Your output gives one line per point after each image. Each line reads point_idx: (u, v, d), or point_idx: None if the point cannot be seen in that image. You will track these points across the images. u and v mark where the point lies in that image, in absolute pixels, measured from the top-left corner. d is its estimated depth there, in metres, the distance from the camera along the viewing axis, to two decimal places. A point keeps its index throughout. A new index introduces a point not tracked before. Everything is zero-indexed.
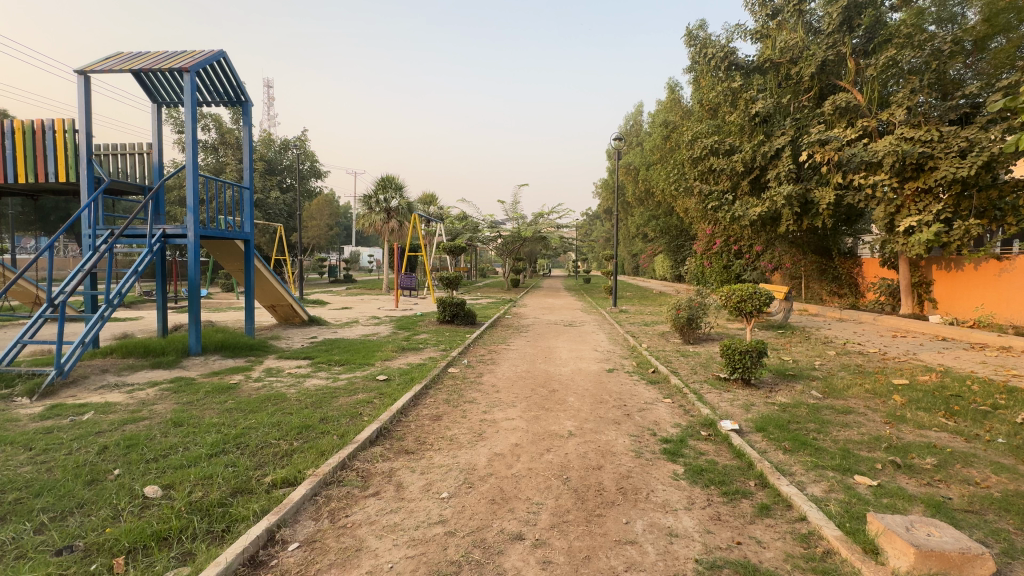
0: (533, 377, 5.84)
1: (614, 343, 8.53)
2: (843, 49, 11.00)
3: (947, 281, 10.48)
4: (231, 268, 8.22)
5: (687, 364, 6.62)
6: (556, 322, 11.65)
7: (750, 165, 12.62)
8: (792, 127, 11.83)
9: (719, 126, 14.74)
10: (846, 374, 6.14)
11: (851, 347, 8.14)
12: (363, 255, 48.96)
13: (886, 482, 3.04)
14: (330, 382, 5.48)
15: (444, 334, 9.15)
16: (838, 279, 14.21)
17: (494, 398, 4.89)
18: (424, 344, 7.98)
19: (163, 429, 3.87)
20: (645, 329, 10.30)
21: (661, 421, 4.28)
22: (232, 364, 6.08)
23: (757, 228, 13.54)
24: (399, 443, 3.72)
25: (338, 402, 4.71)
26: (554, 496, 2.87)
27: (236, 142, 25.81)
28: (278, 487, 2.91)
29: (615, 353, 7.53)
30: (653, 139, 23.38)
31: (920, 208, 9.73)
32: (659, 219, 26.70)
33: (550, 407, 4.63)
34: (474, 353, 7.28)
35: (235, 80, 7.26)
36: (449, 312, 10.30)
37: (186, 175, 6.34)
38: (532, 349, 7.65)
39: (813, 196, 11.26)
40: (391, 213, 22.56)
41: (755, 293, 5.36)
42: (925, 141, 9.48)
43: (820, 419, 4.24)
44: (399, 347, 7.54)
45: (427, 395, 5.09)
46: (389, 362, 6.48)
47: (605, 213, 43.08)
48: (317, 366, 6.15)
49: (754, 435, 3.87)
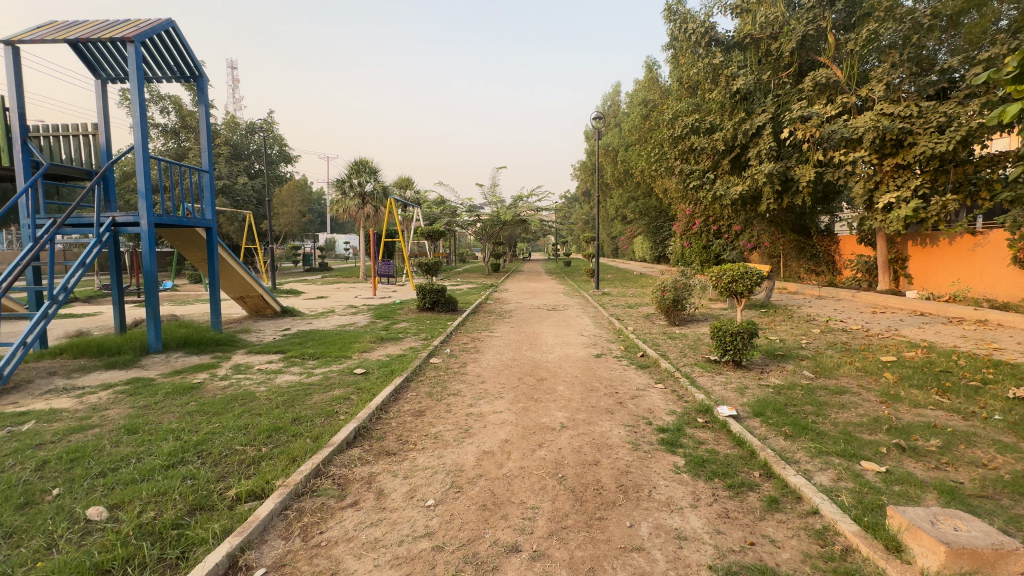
0: (519, 365, 5.60)
1: (600, 326, 8.37)
2: (822, 24, 10.89)
3: (923, 256, 10.62)
4: (193, 259, 7.68)
5: (676, 347, 6.49)
6: (539, 306, 11.44)
7: (730, 144, 12.54)
8: (773, 105, 11.75)
9: (699, 105, 14.57)
10: (834, 352, 6.09)
11: (834, 325, 8.17)
12: (339, 243, 47.84)
13: (894, 467, 2.90)
14: (304, 377, 5.14)
15: (425, 322, 8.84)
16: (816, 257, 14.34)
17: (480, 390, 4.64)
18: (404, 334, 7.66)
19: (114, 438, 3.49)
20: (629, 311, 10.18)
21: (655, 408, 4.11)
22: (195, 361, 5.66)
23: (737, 208, 13.52)
24: (380, 444, 3.43)
25: (312, 399, 4.38)
26: (550, 498, 2.64)
27: (199, 125, 24.54)
28: (243, 502, 2.62)
29: (601, 336, 7.36)
30: (631, 119, 23.14)
31: (898, 184, 9.78)
32: (639, 200, 26.63)
33: (539, 397, 4.41)
34: (456, 341, 7.00)
35: (188, 53, 6.67)
36: (429, 299, 10.00)
37: (136, 157, 5.78)
38: (517, 336, 7.42)
39: (793, 174, 11.25)
40: (366, 198, 21.86)
41: (746, 273, 5.17)
42: (904, 117, 9.47)
43: (816, 400, 4.13)
44: (378, 337, 7.22)
45: (409, 388, 4.80)
46: (367, 353, 6.15)
47: (584, 195, 42.86)
48: (289, 360, 5.78)
49: (753, 421, 3.71)
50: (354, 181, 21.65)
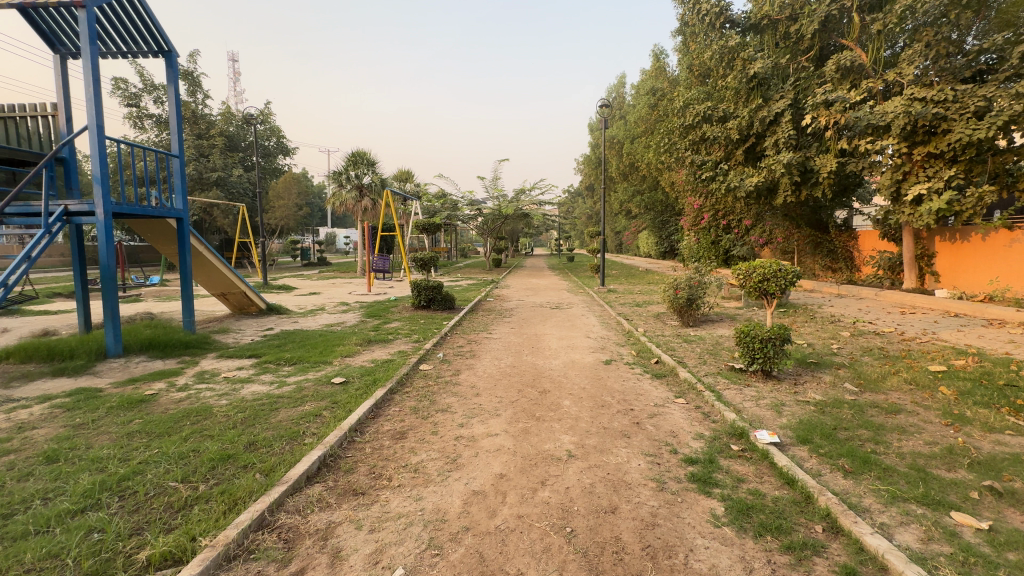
0: (519, 374, 4.97)
1: (607, 327, 7.72)
2: (847, 3, 10.13)
3: (952, 253, 9.95)
4: (167, 252, 7.05)
5: (694, 353, 5.84)
6: (542, 304, 10.80)
7: (745, 133, 11.85)
8: (792, 91, 11.05)
9: (711, 92, 13.88)
10: (871, 360, 5.43)
11: (862, 326, 7.50)
12: (339, 238, 47.34)
13: (997, 523, 2.26)
14: (274, 388, 4.50)
15: (419, 321, 8.21)
16: (833, 253, 13.62)
17: (473, 405, 4.00)
18: (394, 335, 7.02)
19: (27, 468, 2.88)
20: (638, 310, 9.53)
21: (679, 431, 3.47)
22: (157, 367, 5.07)
23: (750, 201, 12.85)
24: (347, 480, 2.81)
25: (277, 416, 3.75)
26: (556, 566, 2.01)
27: (193, 116, 23.91)
28: (154, 570, 2.00)
29: (610, 339, 6.70)
30: (638, 110, 22.43)
31: (929, 175, 9.07)
32: (644, 194, 25.90)
33: (542, 415, 3.77)
34: (451, 344, 6.37)
35: (153, 24, 6.00)
36: (424, 296, 9.40)
37: (88, 137, 5.14)
38: (518, 338, 6.77)
39: (813, 164, 10.58)
40: (364, 191, 21.28)
41: (780, 271, 4.51)
42: (938, 102, 8.76)
43: (870, 423, 3.48)
44: (365, 339, 6.59)
45: (392, 402, 4.17)
46: (350, 358, 5.53)
47: (587, 190, 42.10)
48: (262, 367, 5.16)
49: (800, 451, 3.07)
50: (351, 172, 21.03)
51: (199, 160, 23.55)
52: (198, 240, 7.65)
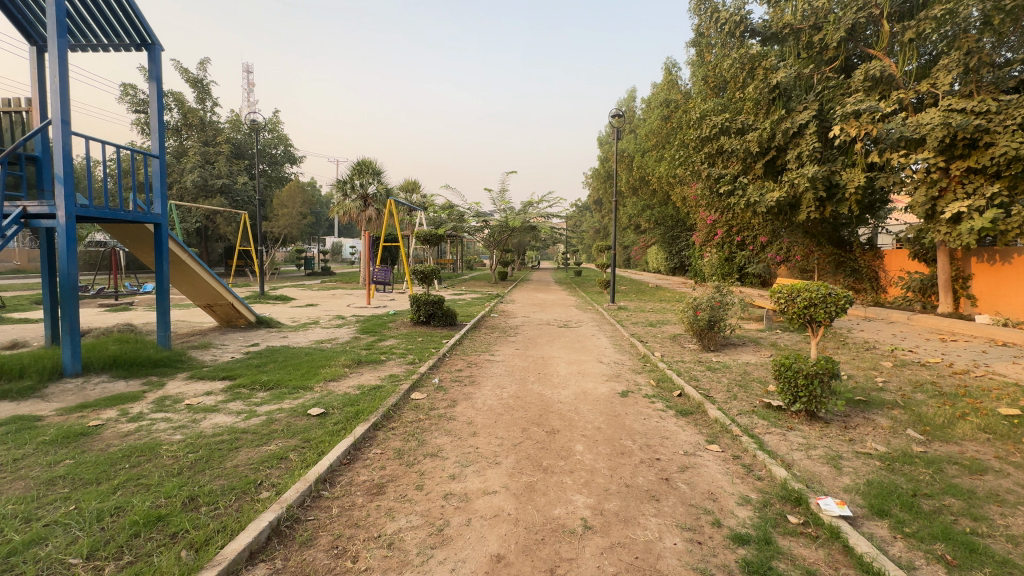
0: (524, 406, 4.35)
1: (620, 351, 7.07)
2: (876, 10, 9.57)
3: (991, 275, 9.25)
4: (145, 260, 6.52)
5: (721, 385, 5.17)
6: (549, 322, 10.17)
7: (766, 146, 11.29)
8: (816, 102, 10.50)
9: (728, 105, 13.38)
10: (926, 398, 4.74)
11: (903, 355, 6.80)
12: (345, 248, 47.16)
13: None
14: (240, 419, 3.90)
15: (417, 340, 7.61)
16: (857, 273, 12.87)
17: (469, 449, 3.38)
18: (387, 356, 6.41)
19: None
20: (652, 331, 8.88)
21: (720, 492, 2.82)
22: (117, 391, 4.49)
23: (770, 217, 12.24)
24: (302, 559, 2.18)
25: (234, 460, 3.14)
26: None
27: (201, 123, 23.91)
28: None
29: (624, 365, 6.07)
30: (649, 123, 22.02)
31: (968, 191, 8.44)
32: (655, 209, 25.39)
33: (550, 465, 3.14)
34: (449, 368, 5.76)
35: (134, 13, 5.54)
36: (424, 312, 8.84)
37: (52, 132, 4.65)
38: (522, 362, 6.15)
39: (839, 179, 9.99)
40: (368, 200, 21.06)
41: (829, 296, 3.87)
42: (979, 113, 8.16)
43: (959, 488, 2.81)
44: (354, 360, 5.98)
45: (374, 442, 3.55)
46: (334, 383, 4.93)
47: (596, 205, 41.66)
48: (234, 392, 4.57)
49: (879, 530, 2.42)
50: (357, 182, 20.76)
51: (204, 167, 23.37)
52: (182, 248, 7.16)
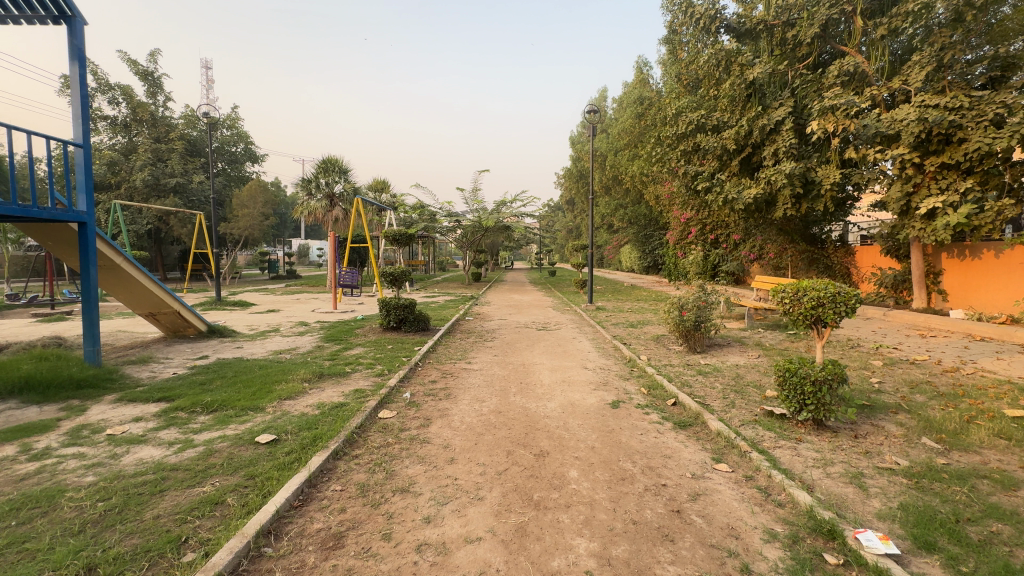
0: (507, 424, 3.88)
1: (604, 355, 6.68)
2: (849, 6, 9.54)
3: (961, 270, 9.35)
4: (69, 264, 5.70)
5: (716, 391, 4.83)
6: (527, 324, 9.75)
7: (741, 143, 11.17)
8: (791, 98, 10.43)
9: (702, 102, 13.26)
10: (928, 400, 4.52)
11: (889, 353, 6.67)
12: (313, 250, 45.59)
13: None
14: (172, 452, 3.28)
15: (386, 348, 7.03)
16: (830, 270, 12.95)
17: (447, 482, 2.88)
18: (353, 367, 5.82)
19: None
20: (634, 333, 8.56)
21: (743, 527, 2.42)
22: (24, 420, 3.79)
23: (746, 214, 12.16)
24: None
25: (156, 509, 2.55)
26: None
27: (152, 118, 22.48)
28: None
29: (610, 371, 5.68)
30: (621, 122, 21.92)
31: (942, 187, 8.47)
32: (628, 208, 25.39)
33: (543, 499, 2.67)
34: (422, 380, 5.24)
35: None
36: (394, 317, 8.26)
37: None
38: (502, 370, 5.68)
39: (815, 176, 9.92)
40: (334, 200, 20.17)
41: (838, 295, 3.55)
42: (952, 109, 8.17)
43: (1002, 509, 2.50)
44: (315, 372, 5.38)
45: (334, 476, 3.01)
46: (290, 402, 4.34)
47: (570, 205, 41.62)
48: (170, 417, 3.93)
49: (931, 570, 2.07)
50: (321, 180, 19.79)
51: (155, 164, 21.94)
52: (116, 250, 6.36)
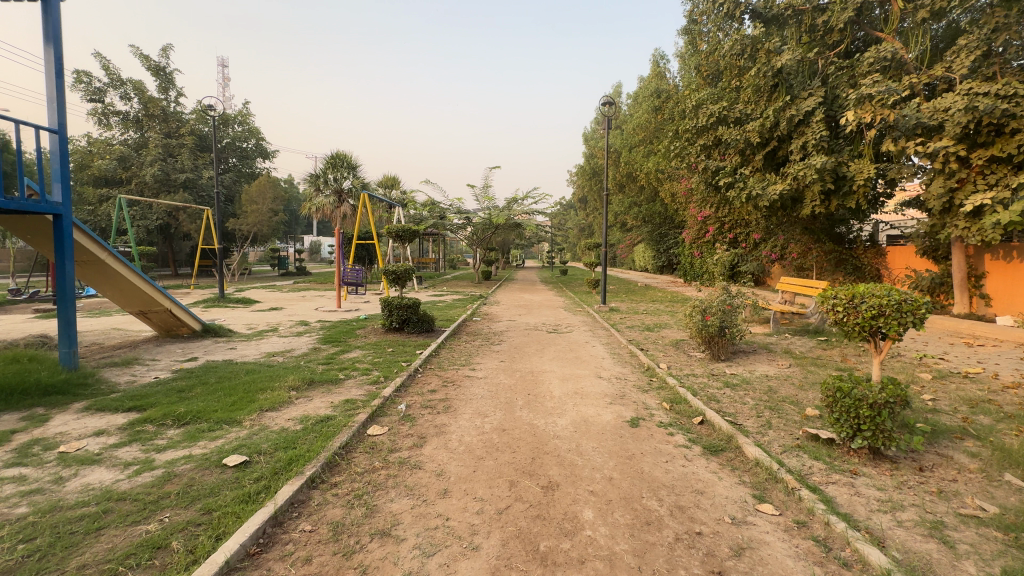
0: (512, 446, 3.40)
1: (620, 362, 6.16)
2: None
3: (1008, 272, 8.63)
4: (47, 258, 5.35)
5: (747, 408, 4.29)
6: (537, 326, 9.27)
7: (766, 136, 10.54)
8: (821, 88, 9.77)
9: (723, 94, 12.66)
10: (996, 423, 3.93)
11: (936, 364, 6.05)
12: (324, 248, 45.66)
13: None
14: (126, 476, 2.87)
15: (386, 351, 6.59)
16: (859, 271, 12.22)
17: (436, 525, 2.40)
18: (347, 373, 5.38)
19: None
20: (650, 337, 8.02)
21: None
22: None
23: (769, 212, 11.51)
24: None
25: (85, 555, 2.12)
26: None
27: (163, 114, 22.43)
28: None
29: (627, 381, 5.17)
30: (636, 117, 21.28)
31: (990, 182, 7.78)
32: (642, 206, 24.83)
33: (551, 552, 2.19)
34: (420, 390, 4.78)
35: None
36: (396, 317, 7.84)
37: None
38: (509, 378, 5.20)
39: (847, 170, 9.26)
40: (343, 196, 20.03)
41: (904, 304, 2.99)
42: (1004, 96, 7.47)
43: None
44: (305, 378, 4.96)
45: (305, 511, 2.55)
46: (272, 414, 3.92)
47: (582, 203, 41.05)
48: (137, 431, 3.52)
49: None
50: (330, 175, 19.73)
51: (166, 160, 21.88)
52: (101, 245, 6.00)
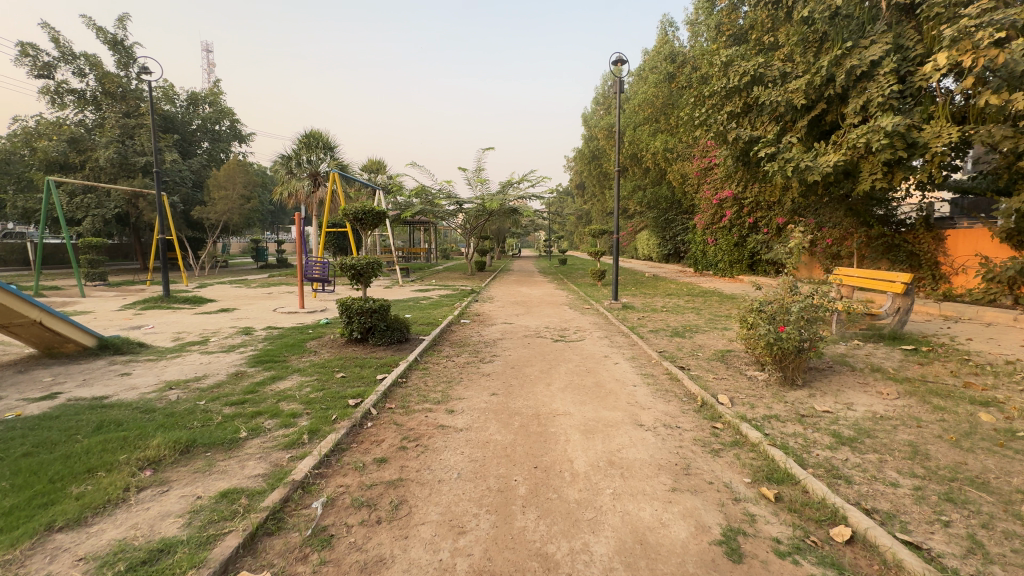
0: None
1: (660, 393, 4.36)
2: None
3: None
4: None
5: (914, 501, 2.49)
6: (541, 331, 7.47)
7: (815, 97, 8.69)
8: (888, 34, 7.89)
9: (755, 53, 10.78)
10: None
11: None
12: None
13: None
14: None
15: (335, 377, 4.76)
16: (912, 259, 10.48)
17: None
18: (260, 422, 3.55)
19: None
20: (686, 347, 6.23)
21: None
22: None
23: (810, 189, 9.73)
24: None
25: None
26: None
27: (122, 92, 20.04)
28: None
29: (685, 436, 3.36)
30: (642, 92, 19.32)
31: None
32: (647, 190, 22.95)
33: None
34: (356, 463, 2.94)
35: None
36: (356, 327, 6.02)
37: None
38: (505, 432, 3.38)
39: (920, 135, 7.42)
40: (319, 180, 18.11)
41: None
42: None
43: None
44: (180, 441, 3.11)
45: None
46: (61, 544, 2.08)
47: (582, 190, 39.15)
48: None
49: None
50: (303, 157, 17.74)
51: (124, 142, 19.74)
52: None
